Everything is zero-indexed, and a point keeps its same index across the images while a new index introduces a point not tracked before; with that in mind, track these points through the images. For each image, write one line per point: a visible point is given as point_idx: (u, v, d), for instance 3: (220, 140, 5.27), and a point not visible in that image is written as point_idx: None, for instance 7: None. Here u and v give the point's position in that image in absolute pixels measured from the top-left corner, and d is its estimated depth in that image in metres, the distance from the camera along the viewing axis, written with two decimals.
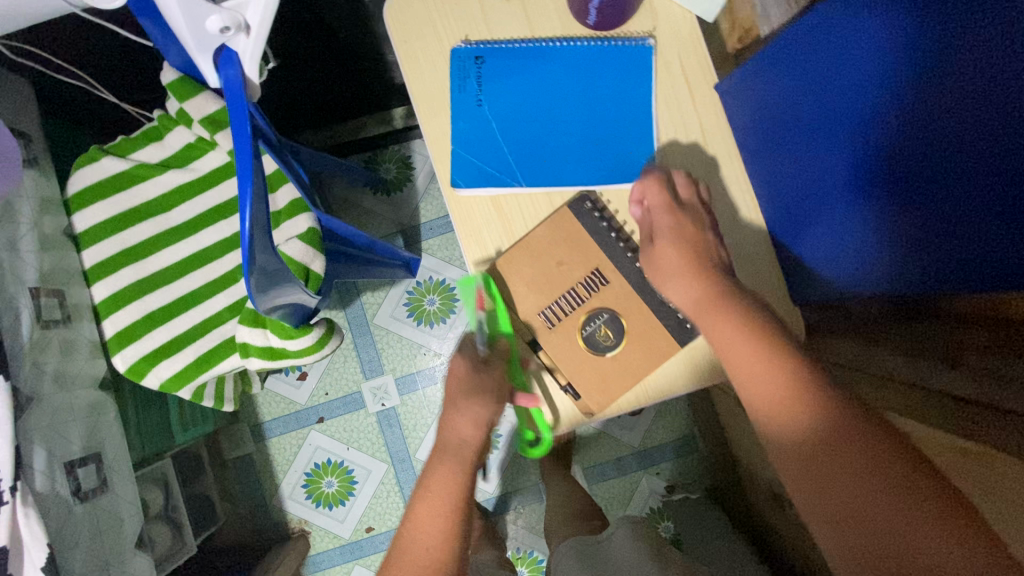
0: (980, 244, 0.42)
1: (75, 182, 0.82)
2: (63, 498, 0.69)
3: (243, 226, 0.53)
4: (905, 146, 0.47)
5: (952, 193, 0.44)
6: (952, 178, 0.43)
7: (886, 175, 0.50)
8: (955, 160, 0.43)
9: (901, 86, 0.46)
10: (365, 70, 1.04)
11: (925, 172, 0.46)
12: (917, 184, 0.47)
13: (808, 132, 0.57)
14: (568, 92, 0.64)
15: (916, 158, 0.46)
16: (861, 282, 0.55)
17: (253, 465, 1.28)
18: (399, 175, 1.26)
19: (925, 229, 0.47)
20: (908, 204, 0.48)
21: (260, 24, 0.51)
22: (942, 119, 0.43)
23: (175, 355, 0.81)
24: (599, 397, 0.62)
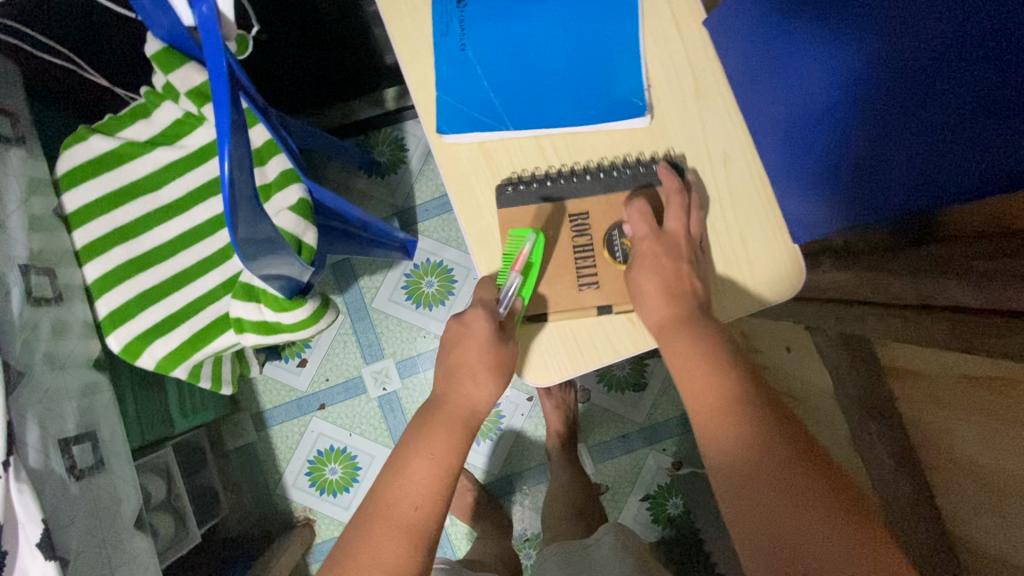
0: (992, 145, 0.41)
1: (64, 161, 0.81)
2: (58, 476, 0.68)
3: (223, 172, 0.52)
4: (903, 62, 0.46)
5: (960, 100, 0.43)
6: (957, 85, 0.43)
7: (887, 96, 0.49)
8: (960, 64, 0.42)
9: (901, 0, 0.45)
10: (354, 47, 1.04)
11: (928, 85, 0.45)
12: (919, 99, 0.46)
13: (802, 62, 0.56)
14: (553, 32, 0.63)
15: (916, 74, 0.46)
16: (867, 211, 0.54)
17: (256, 454, 1.27)
18: (393, 157, 1.25)
19: (933, 143, 0.46)
20: (912, 121, 0.47)
21: None
22: (941, 26, 0.43)
23: (169, 333, 0.81)
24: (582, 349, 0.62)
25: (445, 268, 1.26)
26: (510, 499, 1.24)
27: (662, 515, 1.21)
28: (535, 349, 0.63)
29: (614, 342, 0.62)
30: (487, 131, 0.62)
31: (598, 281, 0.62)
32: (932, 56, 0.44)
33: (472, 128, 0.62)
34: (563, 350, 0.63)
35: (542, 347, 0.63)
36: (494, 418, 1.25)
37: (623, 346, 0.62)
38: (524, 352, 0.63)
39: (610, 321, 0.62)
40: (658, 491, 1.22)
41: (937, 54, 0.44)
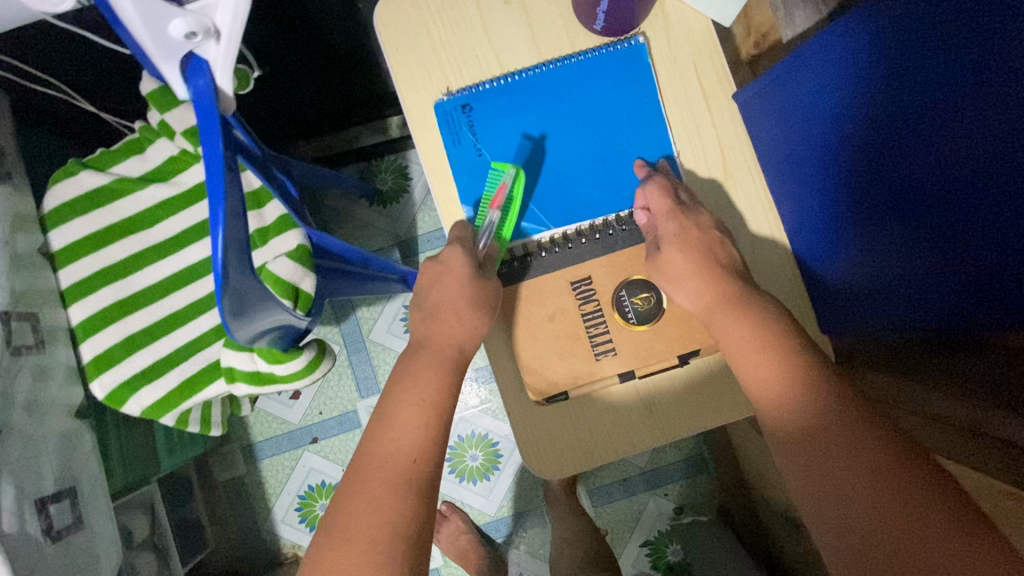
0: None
1: (51, 198, 0.77)
2: (33, 539, 0.64)
3: (217, 250, 0.49)
4: (934, 171, 0.45)
5: (994, 219, 0.41)
6: (990, 203, 0.41)
7: (916, 202, 0.47)
8: (995, 183, 0.40)
9: (932, 99, 0.44)
10: (360, 78, 1.00)
11: (964, 197, 0.43)
12: (951, 210, 0.44)
13: (825, 145, 0.54)
14: (571, 108, 0.60)
15: (949, 184, 0.44)
16: (889, 316, 0.52)
17: (245, 488, 1.23)
18: (396, 186, 1.22)
19: (973, 251, 0.43)
20: (943, 231, 0.45)
21: (231, 28, 0.46)
22: (976, 140, 0.41)
23: (157, 381, 0.77)
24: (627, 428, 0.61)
25: None
26: (506, 541, 1.21)
27: (661, 562, 1.18)
28: (546, 446, 0.61)
29: (626, 430, 0.61)
30: (508, 209, 0.61)
31: (614, 348, 0.59)
32: (968, 169, 0.42)
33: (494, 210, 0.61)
34: (601, 442, 0.61)
35: (553, 442, 0.61)
36: (491, 457, 1.22)
37: (636, 432, 0.61)
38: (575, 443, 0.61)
39: (621, 408, 0.61)
40: (658, 537, 1.19)
41: (973, 168, 0.42)
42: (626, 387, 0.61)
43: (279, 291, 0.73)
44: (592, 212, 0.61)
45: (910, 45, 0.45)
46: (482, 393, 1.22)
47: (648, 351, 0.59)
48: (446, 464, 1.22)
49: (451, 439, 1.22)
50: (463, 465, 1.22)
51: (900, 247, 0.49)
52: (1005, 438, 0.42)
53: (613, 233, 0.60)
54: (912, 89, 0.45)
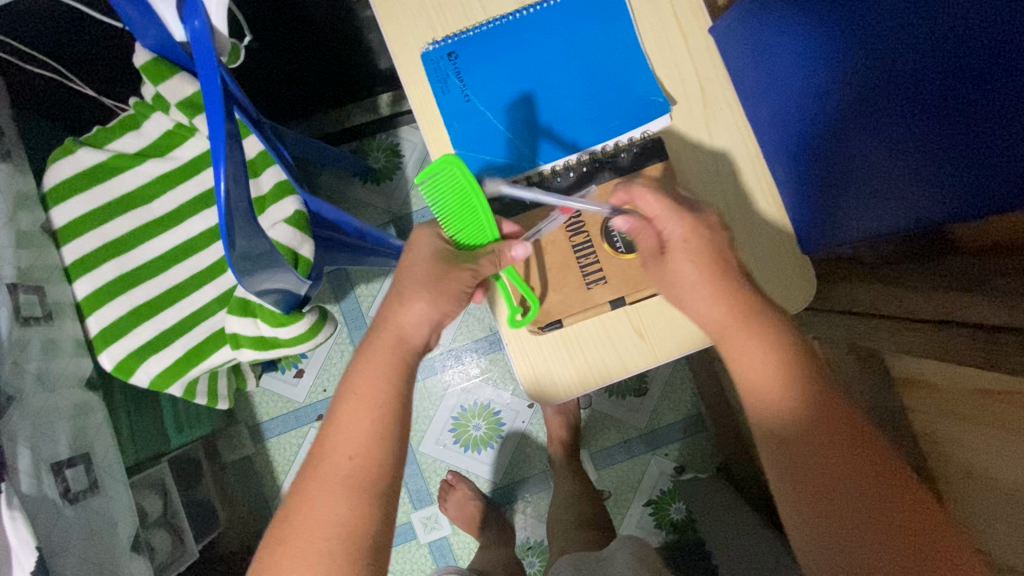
0: (989, 133, 0.42)
1: (50, 175, 0.79)
2: (51, 500, 0.66)
3: (218, 189, 0.50)
4: (902, 69, 0.47)
5: (962, 105, 0.43)
6: (953, 79, 0.44)
7: (883, 99, 0.49)
8: (958, 63, 0.43)
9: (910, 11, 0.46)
10: (348, 52, 1.02)
11: (927, 82, 0.46)
12: (916, 96, 0.46)
13: (802, 68, 0.56)
14: (552, 49, 0.62)
15: (912, 72, 0.46)
16: (868, 221, 0.54)
17: (253, 467, 1.25)
18: (389, 163, 1.23)
19: (948, 154, 0.45)
20: (910, 126, 0.47)
21: None
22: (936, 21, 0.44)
23: (163, 350, 0.79)
24: (608, 357, 0.63)
25: None
26: (512, 507, 1.23)
27: (665, 520, 1.21)
28: (545, 375, 0.63)
29: (623, 358, 0.63)
30: (498, 152, 0.62)
31: (604, 276, 0.62)
32: (930, 51, 0.45)
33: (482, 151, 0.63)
34: (576, 373, 0.63)
35: (550, 371, 0.63)
36: (494, 425, 1.24)
37: (632, 360, 0.63)
38: (552, 375, 0.63)
39: (616, 336, 0.63)
40: (660, 495, 1.21)
41: (934, 60, 0.45)
42: (621, 316, 0.63)
43: (287, 253, 0.75)
44: (579, 147, 0.62)
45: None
46: (483, 362, 1.24)
47: (639, 286, 0.62)
48: (450, 434, 1.24)
49: (454, 409, 1.24)
50: (467, 434, 1.24)
51: (871, 148, 0.51)
52: (987, 320, 0.45)
53: (599, 165, 0.62)
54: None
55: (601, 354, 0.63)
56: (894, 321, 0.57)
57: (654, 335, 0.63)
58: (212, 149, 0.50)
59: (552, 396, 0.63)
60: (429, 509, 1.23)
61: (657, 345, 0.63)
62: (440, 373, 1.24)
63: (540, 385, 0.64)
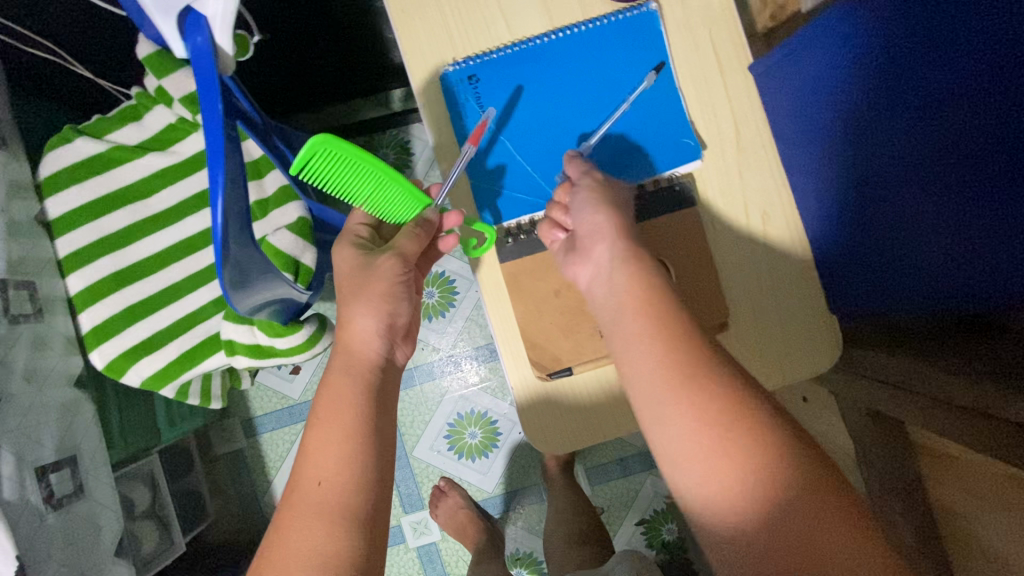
0: None
1: (46, 164, 0.76)
2: (34, 507, 0.64)
3: (217, 215, 0.48)
4: (955, 143, 0.45)
5: (1010, 195, 0.41)
6: (996, 174, 0.42)
7: (928, 174, 0.47)
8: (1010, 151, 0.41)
9: (968, 85, 0.43)
10: (363, 49, 0.98)
11: (977, 164, 0.43)
12: (961, 181, 0.45)
13: (852, 121, 0.53)
14: (580, 79, 0.59)
15: (959, 155, 0.45)
16: (899, 289, 0.53)
17: (244, 461, 1.24)
18: (398, 160, 1.20)
19: (991, 240, 0.43)
20: (959, 202, 0.45)
21: None
22: (984, 108, 0.42)
23: (156, 352, 0.77)
24: (618, 411, 0.61)
25: (447, 279, 1.21)
26: (504, 517, 1.22)
27: (656, 540, 1.20)
28: (552, 422, 0.61)
29: (633, 408, 0.61)
30: (516, 186, 0.60)
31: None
32: (977, 139, 0.43)
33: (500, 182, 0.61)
34: (584, 425, 0.61)
35: (556, 417, 0.61)
36: (490, 434, 1.23)
37: None
38: (558, 429, 0.61)
39: (627, 389, 0.61)
40: (653, 516, 1.20)
41: (987, 143, 0.42)
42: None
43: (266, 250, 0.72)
44: None
45: (919, 14, 0.46)
46: (482, 370, 1.22)
47: None
48: (444, 441, 1.22)
49: (450, 415, 1.22)
50: (462, 442, 1.22)
51: (910, 220, 0.50)
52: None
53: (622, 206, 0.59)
54: (945, 67, 0.44)
55: (611, 408, 0.61)
56: (924, 397, 0.56)
57: None
58: (211, 177, 0.47)
59: (559, 449, 0.61)
60: (419, 514, 1.22)
61: None
62: (438, 379, 1.22)
63: (547, 436, 0.61)
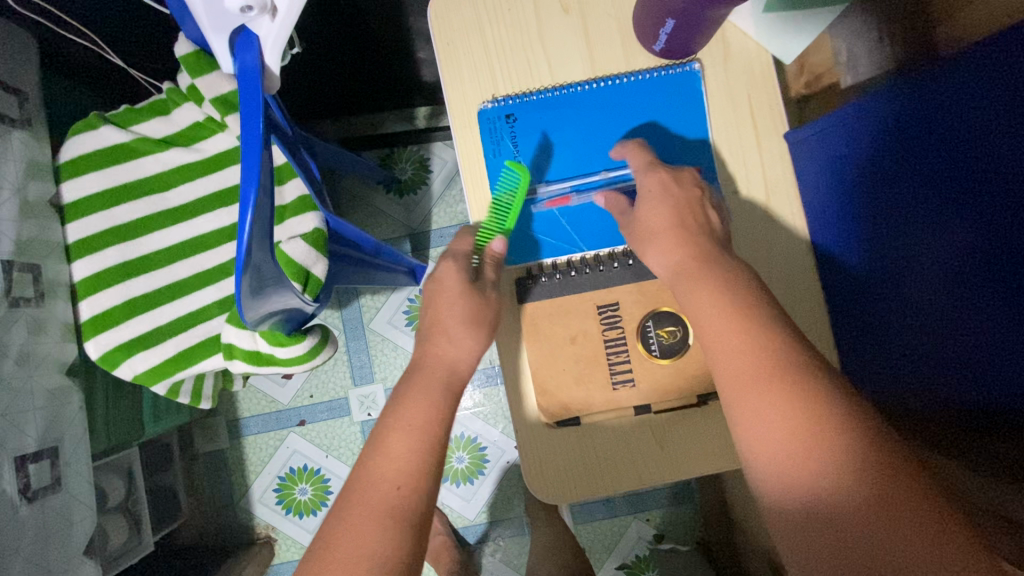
0: None
1: (68, 148, 0.75)
2: (9, 498, 0.62)
3: (242, 231, 0.47)
4: (965, 236, 0.45)
5: (1014, 293, 0.42)
6: (1007, 291, 0.42)
7: (944, 277, 0.48)
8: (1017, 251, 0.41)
9: (978, 183, 0.44)
10: (395, 66, 1.00)
11: (982, 259, 0.44)
12: (974, 290, 0.45)
13: (869, 199, 0.55)
14: (615, 131, 0.61)
15: (973, 260, 0.45)
16: (906, 379, 0.53)
17: (225, 462, 1.22)
18: (415, 177, 1.20)
19: (998, 334, 0.44)
20: (965, 293, 0.46)
21: (287, 9, 0.47)
22: (1000, 226, 0.42)
23: (153, 348, 0.75)
24: (626, 469, 0.60)
25: None
26: (482, 548, 1.20)
27: None
28: (551, 463, 0.60)
29: (637, 461, 0.60)
30: (542, 227, 0.61)
31: (633, 379, 0.59)
32: (983, 240, 0.44)
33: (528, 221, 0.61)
34: (589, 479, 0.60)
35: (563, 467, 0.60)
36: (478, 460, 1.21)
37: (649, 472, 0.60)
38: (559, 478, 0.60)
39: (636, 446, 0.60)
40: (635, 561, 1.18)
41: (994, 239, 0.43)
42: (646, 422, 0.60)
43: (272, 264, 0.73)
44: (625, 238, 0.61)
45: (939, 114, 0.46)
46: (477, 395, 1.21)
47: (665, 388, 0.59)
48: None
49: None
50: (449, 466, 1.20)
51: (914, 308, 0.51)
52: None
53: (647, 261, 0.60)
54: (962, 160, 0.45)
55: (618, 464, 0.60)
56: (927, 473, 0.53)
57: (677, 454, 0.60)
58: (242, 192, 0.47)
59: (562, 499, 0.60)
60: None
61: (676, 463, 0.60)
62: None
63: (551, 486, 0.60)
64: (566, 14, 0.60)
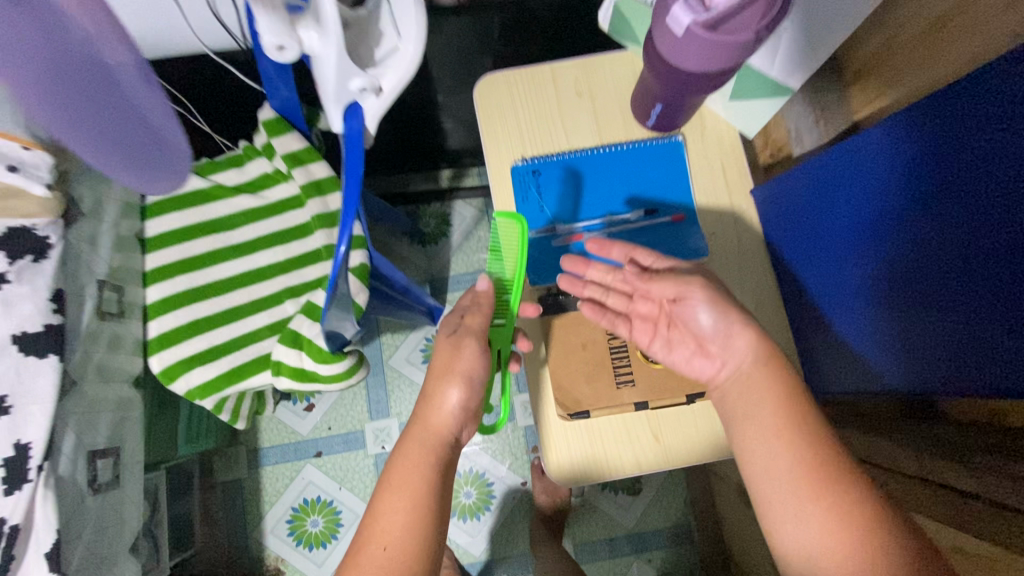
0: (967, 333, 0.47)
1: (154, 192, 0.89)
2: (79, 487, 0.70)
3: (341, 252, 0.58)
4: (903, 262, 0.53)
5: (945, 306, 0.49)
6: (974, 309, 0.46)
7: (932, 300, 0.50)
8: (942, 270, 0.49)
9: (905, 217, 0.53)
10: (427, 135, 1.17)
11: (916, 280, 0.52)
12: (926, 308, 0.51)
13: (822, 239, 0.64)
14: (619, 186, 0.75)
15: (909, 282, 0.53)
16: (890, 390, 0.55)
17: (241, 492, 1.26)
18: (437, 230, 1.33)
19: (936, 343, 0.50)
20: (908, 311, 0.53)
21: (393, 89, 0.51)
22: (927, 250, 0.51)
23: (209, 364, 0.85)
24: (625, 458, 0.69)
25: None
26: None
27: None
28: (564, 452, 0.69)
29: (637, 451, 0.69)
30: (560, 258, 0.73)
31: (633, 379, 0.69)
32: (916, 264, 0.52)
33: (548, 254, 0.74)
34: (595, 466, 0.69)
35: (573, 454, 0.69)
36: (485, 496, 1.26)
37: (646, 461, 0.69)
38: (568, 461, 0.69)
39: (635, 437, 0.69)
40: None
41: (924, 262, 0.51)
42: (643, 417, 0.69)
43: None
44: None
45: (871, 165, 0.57)
46: (486, 431, 1.28)
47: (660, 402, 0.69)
48: None
49: None
50: (457, 502, 1.25)
51: (869, 329, 0.58)
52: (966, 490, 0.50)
53: None
54: (892, 200, 0.54)
55: (620, 454, 0.69)
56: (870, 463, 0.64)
57: (671, 446, 0.69)
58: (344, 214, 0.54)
59: (569, 480, 0.69)
60: None
61: (670, 452, 0.69)
62: None
63: (561, 467, 0.69)
64: (578, 97, 0.76)
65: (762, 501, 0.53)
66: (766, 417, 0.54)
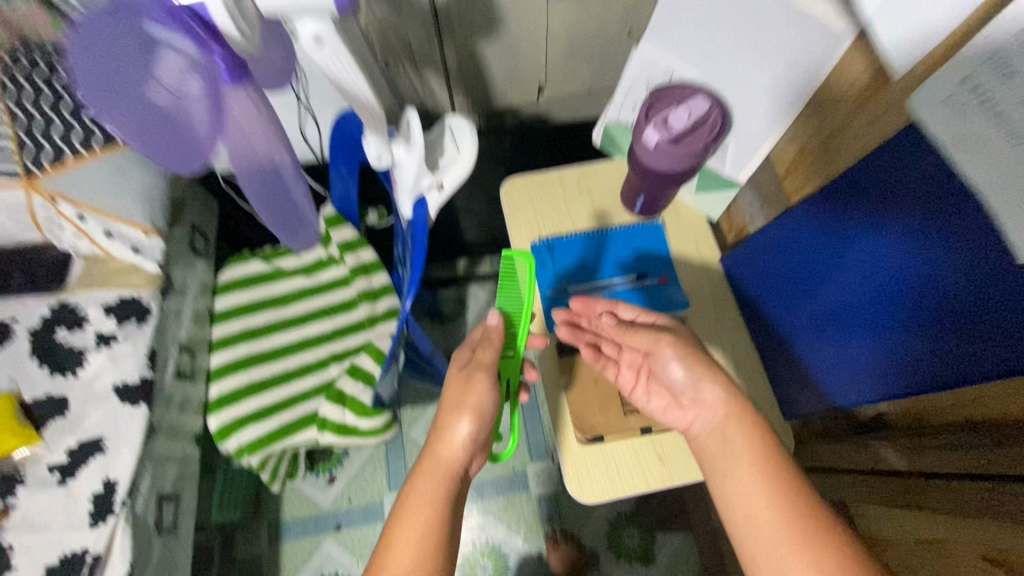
0: (900, 348, 0.61)
1: (226, 274, 1.06)
2: (149, 526, 0.79)
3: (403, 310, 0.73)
4: (842, 302, 0.68)
5: (880, 330, 0.63)
6: (901, 329, 0.60)
7: (871, 327, 0.64)
8: (872, 303, 0.64)
9: (838, 268, 0.69)
10: (449, 229, 1.37)
11: (855, 314, 0.67)
12: (868, 335, 0.65)
13: (780, 291, 0.80)
14: (615, 257, 0.91)
15: (851, 317, 0.67)
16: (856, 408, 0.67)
17: (260, 568, 1.28)
18: (454, 310, 1.50)
19: (881, 361, 0.64)
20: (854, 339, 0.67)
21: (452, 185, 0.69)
22: (858, 291, 0.66)
23: (262, 421, 0.96)
24: (637, 477, 0.78)
25: None
26: None
27: None
28: (584, 473, 0.78)
29: (646, 471, 0.78)
30: None
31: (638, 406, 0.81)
32: (852, 303, 0.67)
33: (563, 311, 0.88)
34: (609, 483, 0.78)
35: (591, 474, 0.78)
36: (501, 568, 1.28)
37: (655, 479, 0.78)
38: (588, 479, 0.78)
39: (644, 460, 0.79)
40: None
41: (858, 300, 0.66)
42: (649, 441, 0.80)
43: (371, 356, 1.00)
44: None
45: (806, 232, 0.74)
46: (501, 501, 1.33)
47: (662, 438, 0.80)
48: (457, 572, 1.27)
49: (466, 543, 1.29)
50: None
51: (829, 358, 0.72)
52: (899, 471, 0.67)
53: None
54: (826, 256, 0.70)
55: (632, 474, 0.78)
56: (868, 473, 0.73)
57: (675, 467, 0.79)
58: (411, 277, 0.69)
59: (588, 496, 0.77)
60: None
61: (676, 471, 0.78)
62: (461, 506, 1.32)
63: (581, 483, 0.78)
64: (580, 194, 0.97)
65: (735, 527, 0.59)
66: (739, 467, 0.60)
